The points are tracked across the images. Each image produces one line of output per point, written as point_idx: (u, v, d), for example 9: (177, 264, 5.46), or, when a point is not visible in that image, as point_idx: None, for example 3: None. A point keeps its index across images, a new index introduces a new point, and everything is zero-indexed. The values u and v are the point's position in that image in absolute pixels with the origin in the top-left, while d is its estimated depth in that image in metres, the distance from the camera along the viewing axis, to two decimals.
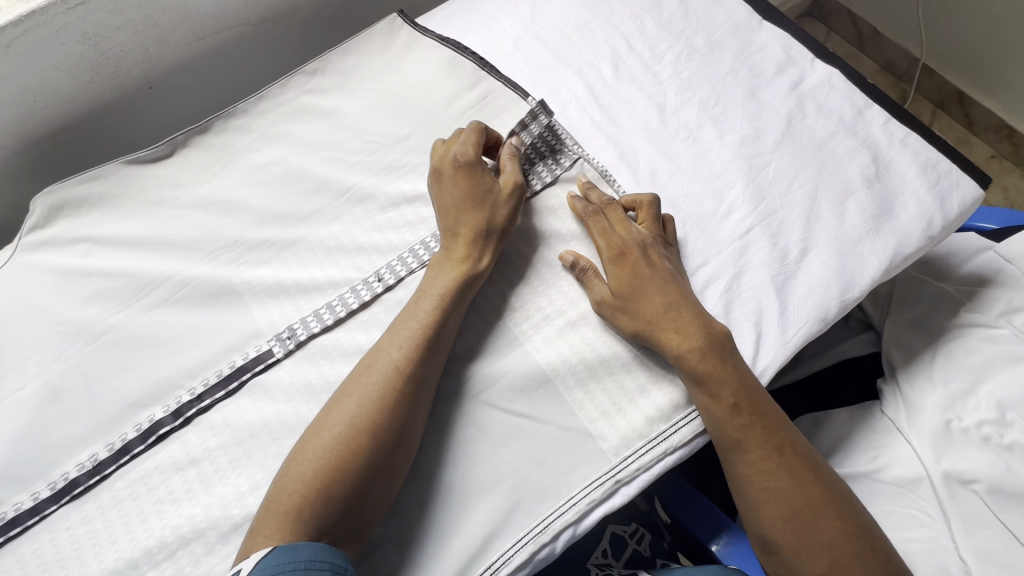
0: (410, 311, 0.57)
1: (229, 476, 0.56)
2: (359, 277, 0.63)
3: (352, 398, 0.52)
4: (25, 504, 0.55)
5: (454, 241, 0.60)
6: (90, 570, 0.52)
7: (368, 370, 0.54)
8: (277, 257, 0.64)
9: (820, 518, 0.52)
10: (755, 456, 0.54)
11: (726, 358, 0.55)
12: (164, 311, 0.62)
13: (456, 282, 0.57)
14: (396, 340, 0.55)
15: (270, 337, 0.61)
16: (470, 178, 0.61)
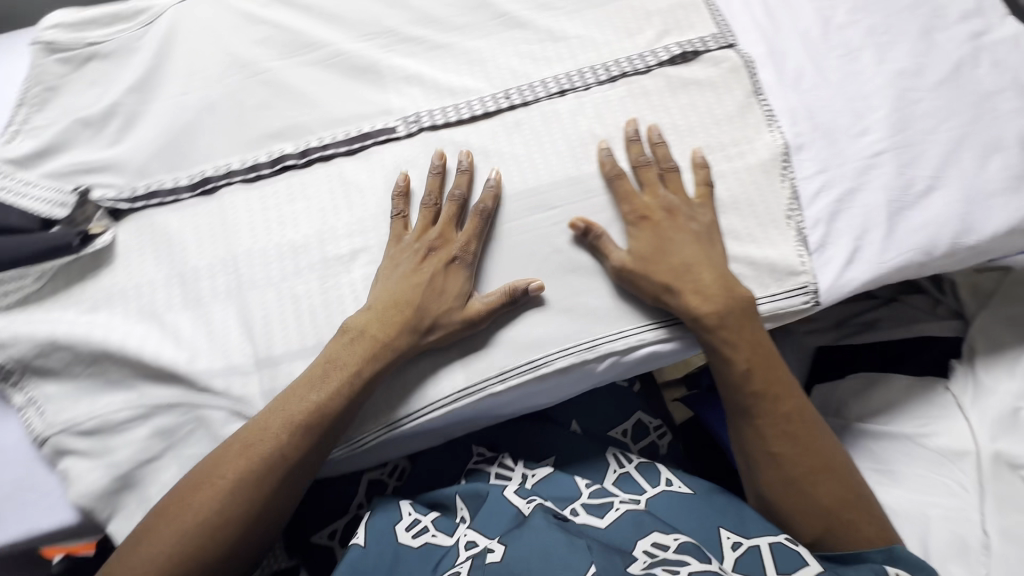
0: (309, 385, 0.53)
1: (334, 217, 0.62)
2: (489, 90, 0.67)
3: (223, 481, 0.50)
4: (166, 184, 0.63)
5: (385, 315, 0.56)
6: (203, 252, 0.61)
7: (265, 421, 0.52)
8: (422, 54, 0.69)
9: (817, 480, 0.56)
10: (764, 417, 0.57)
11: (747, 320, 0.57)
12: (314, 70, 0.68)
13: (371, 364, 0.54)
14: (281, 444, 0.52)
15: (397, 117, 0.66)
16: (450, 279, 0.58)
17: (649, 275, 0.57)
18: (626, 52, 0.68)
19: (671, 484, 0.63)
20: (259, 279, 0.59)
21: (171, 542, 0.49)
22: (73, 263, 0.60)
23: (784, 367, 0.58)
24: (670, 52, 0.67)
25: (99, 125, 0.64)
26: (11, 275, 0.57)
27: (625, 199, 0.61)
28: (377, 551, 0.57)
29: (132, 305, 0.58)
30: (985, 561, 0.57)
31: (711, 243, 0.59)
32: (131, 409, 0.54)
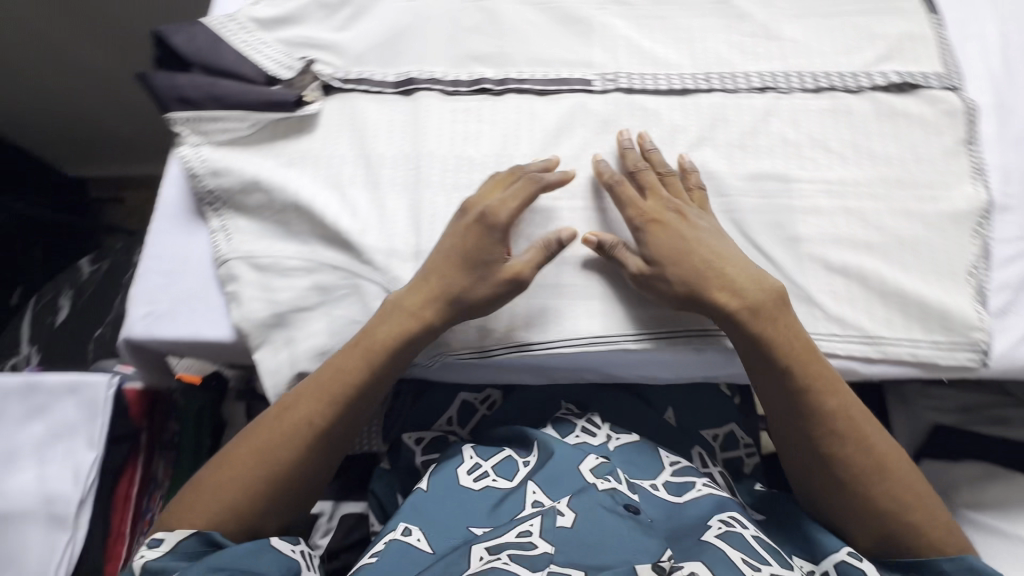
0: (335, 367, 0.56)
1: (512, 146, 0.64)
2: (692, 69, 0.67)
3: (250, 446, 0.54)
4: (376, 76, 0.68)
5: (417, 288, 0.56)
6: (392, 144, 0.65)
7: (291, 399, 0.55)
8: (635, 20, 0.70)
9: (882, 476, 0.54)
10: (820, 424, 0.54)
11: (782, 315, 0.55)
12: (529, 8, 0.71)
13: (393, 345, 0.55)
14: (292, 421, 0.55)
15: (596, 72, 0.68)
16: (477, 242, 0.57)
17: (707, 288, 0.55)
18: (839, 67, 0.66)
19: (746, 506, 0.61)
20: (432, 181, 0.63)
21: (219, 506, 0.52)
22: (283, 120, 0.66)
23: (847, 384, 0.55)
24: (888, 77, 0.65)
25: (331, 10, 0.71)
26: (234, 115, 0.64)
27: (629, 205, 0.59)
28: (442, 489, 0.60)
29: (322, 172, 0.64)
30: None
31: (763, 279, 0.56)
32: (301, 261, 0.60)
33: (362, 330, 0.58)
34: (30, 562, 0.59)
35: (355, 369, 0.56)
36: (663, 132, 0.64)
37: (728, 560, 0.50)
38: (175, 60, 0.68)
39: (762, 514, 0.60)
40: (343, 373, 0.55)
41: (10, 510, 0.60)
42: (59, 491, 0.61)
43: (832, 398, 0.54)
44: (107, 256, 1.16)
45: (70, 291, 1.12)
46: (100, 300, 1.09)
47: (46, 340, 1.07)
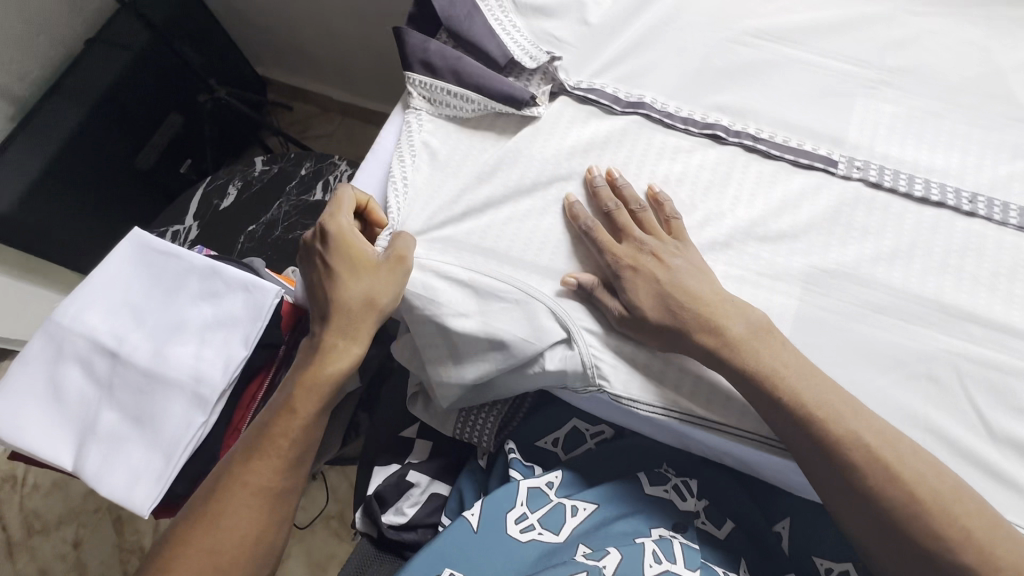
0: (282, 430, 0.59)
1: (727, 205, 0.60)
2: (957, 184, 0.59)
3: (204, 510, 0.56)
4: (607, 89, 0.67)
5: (288, 401, 0.59)
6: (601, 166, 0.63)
7: (234, 468, 0.58)
8: (904, 112, 0.63)
9: (914, 502, 0.47)
10: (858, 475, 0.48)
11: (768, 338, 0.52)
12: (789, 64, 0.65)
13: (261, 439, 0.58)
14: (252, 482, 0.57)
15: (844, 154, 0.61)
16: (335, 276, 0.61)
17: (790, 390, 0.50)
18: None
19: None
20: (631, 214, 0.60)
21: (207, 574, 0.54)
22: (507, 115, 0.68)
23: (858, 402, 0.50)
24: None
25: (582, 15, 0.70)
26: (466, 94, 0.66)
27: (606, 250, 0.58)
28: (492, 533, 0.60)
29: (526, 172, 0.64)
30: None
31: (785, 363, 0.51)
32: (483, 255, 0.61)
33: (526, 344, 0.56)
34: (170, 428, 0.64)
35: (318, 396, 0.60)
36: (897, 243, 0.57)
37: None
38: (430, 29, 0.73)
39: None
40: (279, 442, 0.58)
41: (167, 376, 0.65)
42: (208, 376, 0.65)
43: (911, 484, 0.47)
44: (280, 160, 1.22)
45: (239, 180, 1.21)
46: (261, 198, 1.18)
47: (207, 220, 1.17)
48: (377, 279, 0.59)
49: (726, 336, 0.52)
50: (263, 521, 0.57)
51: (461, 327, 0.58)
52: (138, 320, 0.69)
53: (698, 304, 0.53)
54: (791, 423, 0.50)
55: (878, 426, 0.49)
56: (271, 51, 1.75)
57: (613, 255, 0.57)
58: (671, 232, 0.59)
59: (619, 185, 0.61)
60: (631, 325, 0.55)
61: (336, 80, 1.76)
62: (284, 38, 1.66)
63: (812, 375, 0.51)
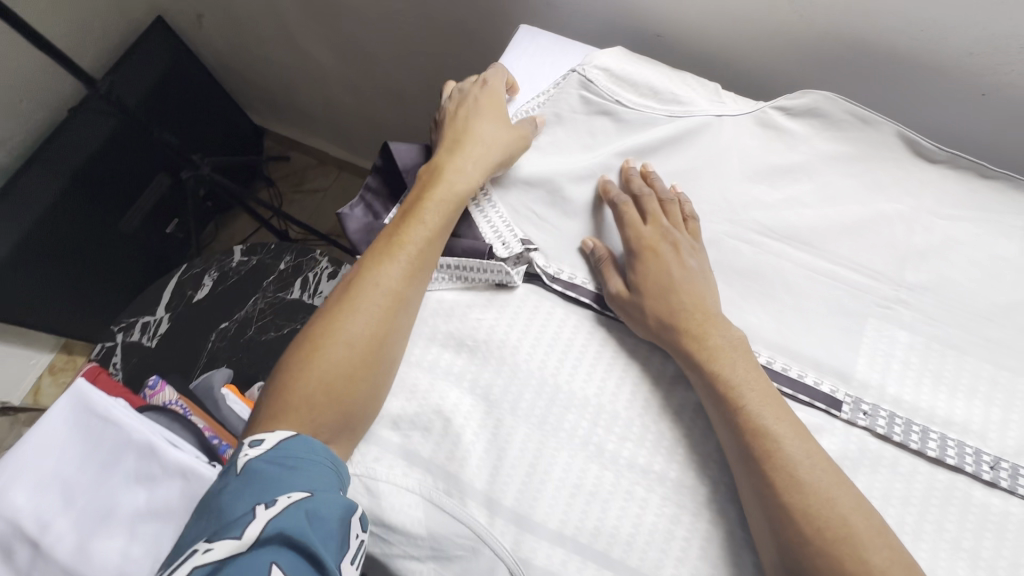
0: (385, 270, 0.57)
1: (713, 438, 0.53)
2: (978, 444, 0.52)
3: (312, 342, 0.55)
4: (590, 286, 0.61)
5: (396, 276, 0.57)
6: (574, 383, 0.57)
7: (336, 305, 0.56)
8: (922, 342, 0.56)
9: (847, 510, 0.45)
10: (787, 477, 0.46)
11: (721, 337, 0.53)
12: (792, 272, 0.60)
13: (369, 296, 0.56)
14: (348, 330, 0.55)
15: (849, 392, 0.54)
16: (478, 126, 0.65)
17: (801, 496, 0.45)
18: None
19: None
20: (604, 449, 0.54)
21: (298, 404, 0.52)
22: (483, 271, 0.61)
23: (790, 417, 0.49)
24: None
25: (568, 193, 0.65)
26: None
27: (630, 227, 0.60)
28: None
29: (493, 384, 0.57)
30: None
31: (752, 376, 0.51)
32: (441, 482, 0.54)
33: None
34: None
35: (397, 269, 0.57)
36: (903, 516, 0.50)
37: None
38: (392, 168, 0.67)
39: None
40: (377, 286, 0.56)
41: None
42: None
43: (847, 515, 0.44)
44: (258, 251, 1.16)
45: (216, 271, 1.15)
46: (237, 292, 1.13)
47: (180, 312, 1.11)
48: (496, 130, 0.64)
49: (763, 443, 0.48)
50: (346, 384, 0.53)
51: (406, 575, 0.53)
52: (66, 500, 0.63)
53: (739, 397, 0.50)
54: (733, 437, 0.49)
55: (812, 445, 0.48)
56: (267, 107, 1.69)
57: (637, 235, 0.59)
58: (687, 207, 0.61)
59: (637, 171, 0.64)
60: (625, 301, 0.57)
61: (332, 137, 1.69)
62: (279, 98, 1.60)
63: (848, 505, 0.45)
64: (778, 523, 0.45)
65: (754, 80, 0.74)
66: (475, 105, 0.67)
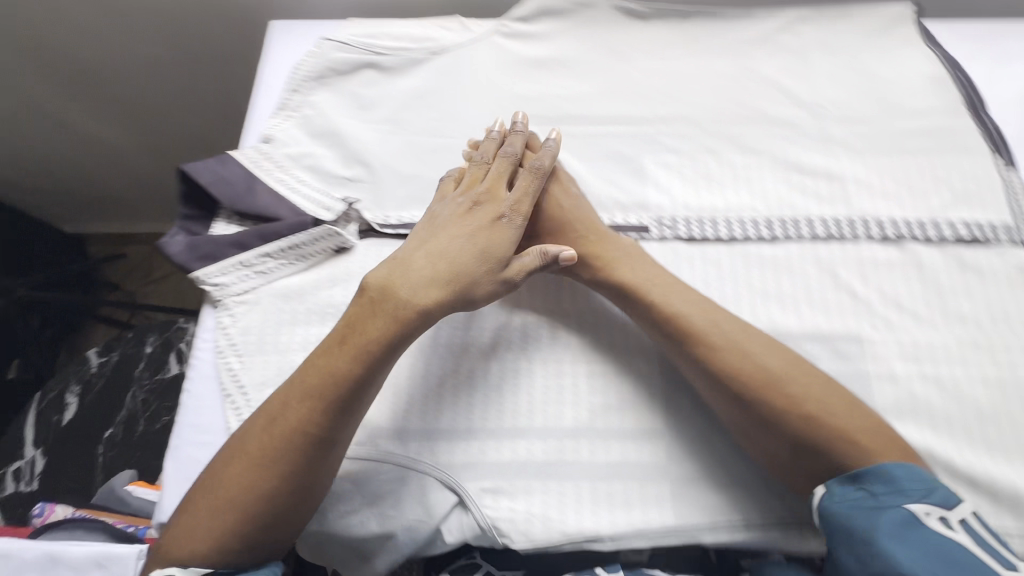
0: (309, 410, 0.48)
1: None
2: (751, 214, 0.63)
3: (235, 478, 0.47)
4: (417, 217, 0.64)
5: (316, 412, 0.48)
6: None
7: (258, 433, 0.48)
8: (689, 155, 0.67)
9: (713, 320, 0.53)
10: (645, 304, 0.56)
11: (563, 211, 0.61)
12: (579, 142, 0.68)
13: (290, 440, 0.47)
14: (268, 468, 0.47)
15: (651, 215, 0.63)
16: (495, 235, 0.56)
17: (654, 307, 0.55)
18: (904, 213, 0.63)
19: None
20: (482, 344, 0.60)
21: (208, 531, 0.46)
22: (317, 241, 0.61)
23: (635, 249, 0.60)
24: (946, 224, 0.62)
25: (368, 149, 0.68)
26: (260, 255, 0.60)
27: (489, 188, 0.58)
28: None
29: None
30: None
31: (600, 232, 0.60)
32: None
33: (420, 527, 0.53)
34: None
35: (323, 406, 0.48)
36: (723, 290, 0.61)
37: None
38: (195, 189, 0.65)
39: None
40: (300, 427, 0.47)
41: None
42: None
43: (706, 315, 0.54)
44: (117, 345, 1.09)
45: (76, 385, 1.05)
46: (108, 396, 1.04)
47: (51, 442, 0.99)
48: (501, 231, 0.56)
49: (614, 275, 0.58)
50: (273, 517, 0.47)
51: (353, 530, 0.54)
52: None
53: (588, 248, 0.59)
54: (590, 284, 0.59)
55: (658, 266, 0.58)
56: (71, 211, 1.54)
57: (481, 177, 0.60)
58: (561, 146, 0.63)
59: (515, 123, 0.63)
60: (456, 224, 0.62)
61: (160, 216, 1.59)
62: (80, 195, 1.47)
63: (695, 309, 0.54)
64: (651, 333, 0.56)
65: (495, 5, 0.82)
66: (507, 203, 0.57)
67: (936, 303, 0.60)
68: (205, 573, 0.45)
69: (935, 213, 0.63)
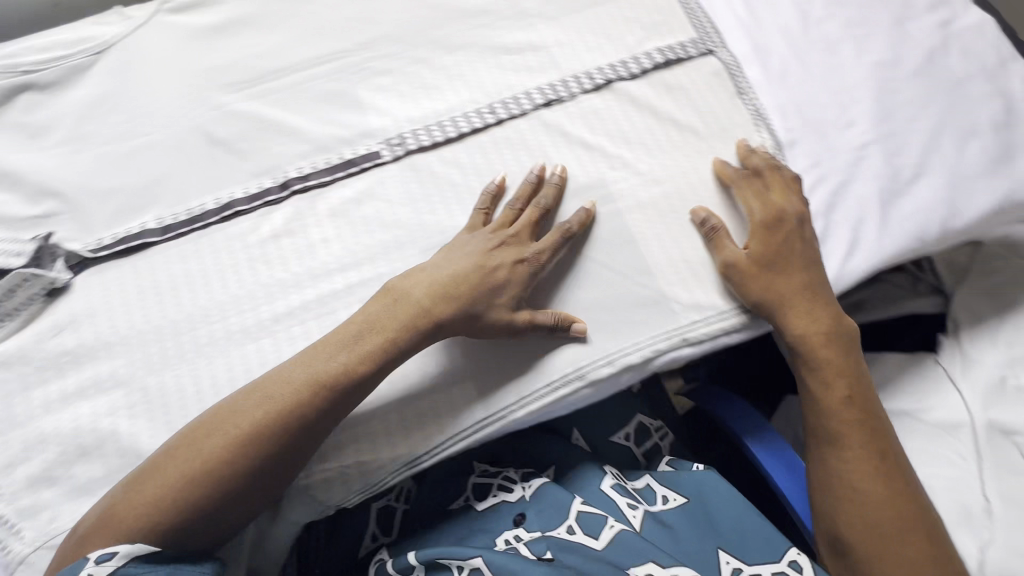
0: (287, 402, 0.49)
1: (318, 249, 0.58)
2: (473, 105, 0.63)
3: (218, 448, 0.48)
4: (133, 228, 0.58)
5: (297, 405, 0.49)
6: (183, 306, 0.56)
7: (238, 416, 0.49)
8: (400, 70, 0.65)
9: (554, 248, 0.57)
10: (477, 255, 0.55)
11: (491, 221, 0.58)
12: (286, 93, 0.64)
13: (269, 426, 0.48)
14: (239, 450, 0.48)
15: (379, 140, 0.62)
16: (512, 276, 0.55)
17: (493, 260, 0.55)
18: (607, 58, 0.66)
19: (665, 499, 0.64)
20: (249, 327, 0.56)
21: (169, 503, 0.46)
22: (18, 290, 0.54)
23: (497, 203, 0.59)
24: (644, 54, 0.66)
25: (54, 177, 0.59)
26: None
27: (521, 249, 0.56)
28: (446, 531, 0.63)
29: (116, 369, 0.54)
30: (988, 525, 0.61)
31: (483, 206, 0.58)
32: None
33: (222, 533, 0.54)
34: None
35: (305, 397, 0.49)
36: (469, 184, 0.61)
37: (613, 504, 0.63)
38: None
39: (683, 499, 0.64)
40: (276, 417, 0.49)
41: None
42: None
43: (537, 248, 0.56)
44: None
45: None
46: None
47: None
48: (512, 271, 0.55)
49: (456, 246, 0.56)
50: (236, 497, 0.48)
51: None
52: None
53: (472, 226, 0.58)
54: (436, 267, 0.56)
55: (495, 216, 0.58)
56: None
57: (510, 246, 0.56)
58: (799, 188, 0.60)
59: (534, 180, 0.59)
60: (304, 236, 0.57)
61: None
62: None
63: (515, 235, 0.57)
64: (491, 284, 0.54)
65: None
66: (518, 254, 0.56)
67: (657, 125, 0.64)
68: (154, 551, 0.46)
69: (636, 48, 0.66)
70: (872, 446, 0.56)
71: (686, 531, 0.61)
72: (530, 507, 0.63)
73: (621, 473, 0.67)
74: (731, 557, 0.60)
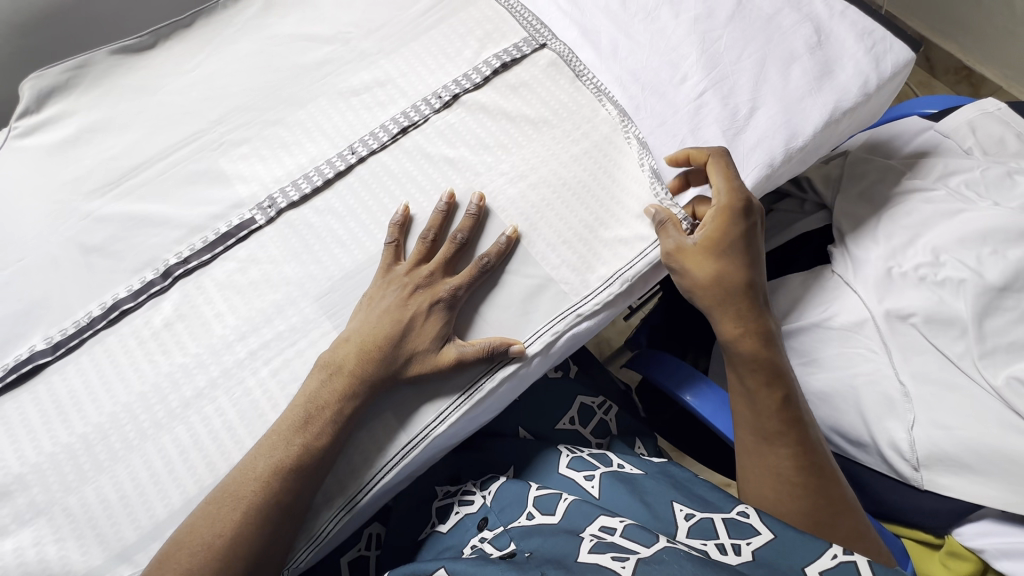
0: (274, 489, 0.51)
1: (213, 326, 0.59)
2: (334, 151, 0.66)
3: (215, 550, 0.48)
4: (23, 354, 0.58)
5: (283, 488, 0.51)
6: (89, 417, 0.56)
7: (234, 510, 0.50)
8: (257, 135, 0.67)
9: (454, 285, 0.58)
10: (391, 304, 0.57)
11: (403, 262, 0.59)
12: (150, 187, 0.65)
13: (262, 514, 0.50)
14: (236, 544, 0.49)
15: (251, 207, 0.64)
16: (430, 321, 0.57)
17: (413, 309, 0.57)
18: (451, 75, 0.69)
19: (621, 466, 0.63)
20: (158, 419, 0.55)
21: None
22: None
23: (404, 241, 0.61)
24: (484, 64, 0.69)
25: None
26: None
27: (426, 285, 0.58)
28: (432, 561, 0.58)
29: (33, 497, 0.53)
30: (909, 407, 0.64)
31: (393, 248, 0.60)
32: None
33: None
34: None
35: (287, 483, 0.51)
36: (348, 225, 0.63)
37: (571, 482, 0.61)
38: None
39: (641, 472, 0.62)
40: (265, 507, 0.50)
41: None
42: None
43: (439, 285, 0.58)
44: None
45: None
46: None
47: None
48: (433, 317, 0.57)
49: (375, 295, 0.58)
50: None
51: None
52: None
53: (388, 270, 0.59)
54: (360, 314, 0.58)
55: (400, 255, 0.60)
56: None
57: (417, 281, 0.58)
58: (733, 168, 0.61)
59: (443, 210, 0.61)
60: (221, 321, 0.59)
61: None
62: None
63: (424, 277, 0.58)
64: (414, 331, 0.56)
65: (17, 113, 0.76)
66: (431, 295, 0.57)
67: (510, 125, 0.67)
68: None
69: (474, 60, 0.70)
70: (794, 421, 0.59)
71: (648, 492, 0.59)
72: (492, 510, 0.60)
73: (573, 446, 0.66)
74: (684, 505, 0.57)
